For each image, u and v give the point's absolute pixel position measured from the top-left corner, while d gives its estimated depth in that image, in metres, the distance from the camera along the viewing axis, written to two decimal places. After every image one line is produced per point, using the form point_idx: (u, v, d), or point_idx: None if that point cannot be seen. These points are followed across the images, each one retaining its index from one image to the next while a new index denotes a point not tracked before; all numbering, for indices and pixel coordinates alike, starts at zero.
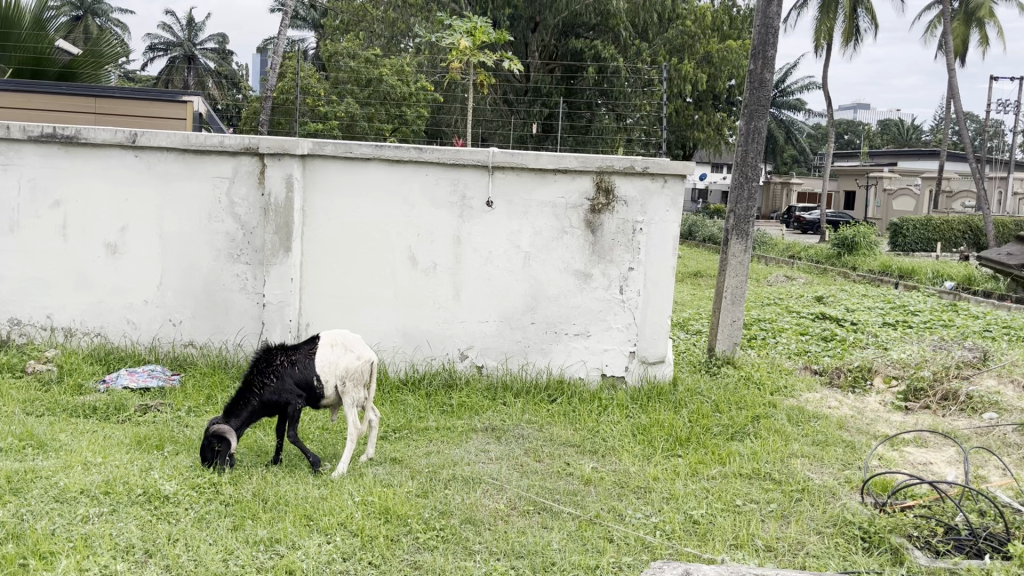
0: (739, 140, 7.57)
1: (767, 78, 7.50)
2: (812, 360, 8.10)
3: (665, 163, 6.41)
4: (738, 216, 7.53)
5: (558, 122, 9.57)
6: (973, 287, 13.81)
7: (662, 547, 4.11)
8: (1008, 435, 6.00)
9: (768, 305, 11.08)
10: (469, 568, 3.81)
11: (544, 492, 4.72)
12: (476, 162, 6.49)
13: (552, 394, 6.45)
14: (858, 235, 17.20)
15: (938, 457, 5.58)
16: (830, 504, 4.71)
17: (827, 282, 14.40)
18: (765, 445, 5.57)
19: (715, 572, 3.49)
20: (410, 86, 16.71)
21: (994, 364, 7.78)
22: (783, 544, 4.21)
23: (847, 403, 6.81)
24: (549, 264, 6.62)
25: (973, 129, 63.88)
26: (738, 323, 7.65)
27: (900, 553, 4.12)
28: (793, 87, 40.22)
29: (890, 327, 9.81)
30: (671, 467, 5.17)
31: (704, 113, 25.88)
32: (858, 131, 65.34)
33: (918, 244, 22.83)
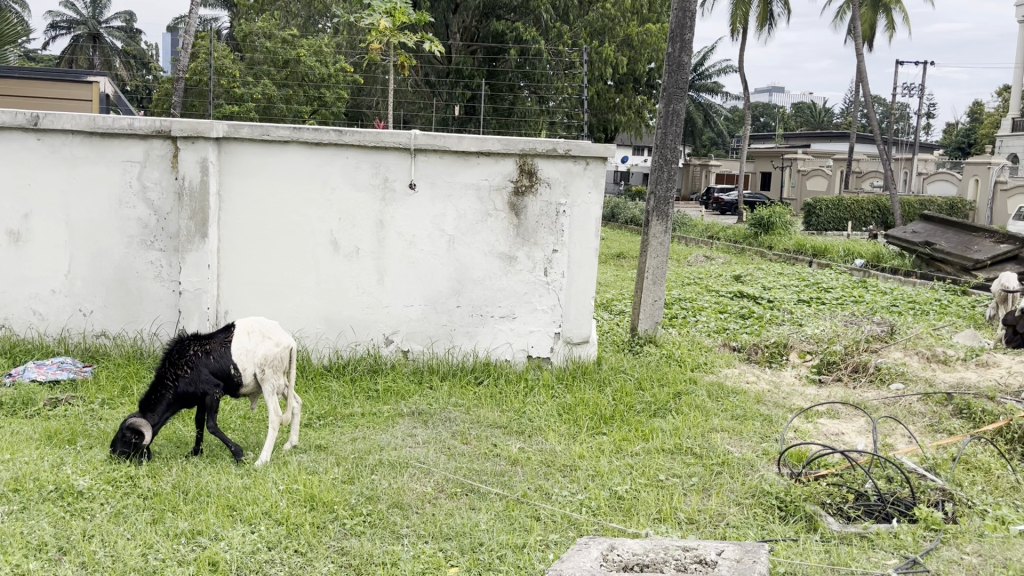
0: (659, 123, 7.69)
1: (685, 61, 7.61)
2: (731, 337, 8.32)
3: (586, 145, 6.47)
4: (659, 197, 7.66)
5: (480, 104, 9.55)
6: (881, 264, 14.37)
7: (588, 524, 4.18)
8: (913, 404, 6.29)
9: (688, 285, 11.33)
10: (398, 552, 3.81)
11: (471, 474, 4.74)
12: (398, 145, 6.43)
13: (479, 377, 6.46)
14: (774, 215, 17.68)
15: (850, 427, 5.81)
16: (748, 475, 4.86)
17: (745, 261, 14.80)
18: (686, 421, 5.71)
19: (639, 546, 3.58)
20: (329, 67, 16.41)
21: (901, 338, 8.14)
22: (704, 516, 4.33)
23: (764, 378, 7.03)
24: (474, 247, 6.61)
25: (880, 112, 66.45)
26: (659, 302, 7.81)
27: (814, 520, 4.30)
28: (711, 70, 40.95)
29: (804, 304, 10.16)
30: (597, 445, 5.25)
31: (625, 97, 26.21)
32: (773, 114, 67.16)
33: (831, 223, 23.66)
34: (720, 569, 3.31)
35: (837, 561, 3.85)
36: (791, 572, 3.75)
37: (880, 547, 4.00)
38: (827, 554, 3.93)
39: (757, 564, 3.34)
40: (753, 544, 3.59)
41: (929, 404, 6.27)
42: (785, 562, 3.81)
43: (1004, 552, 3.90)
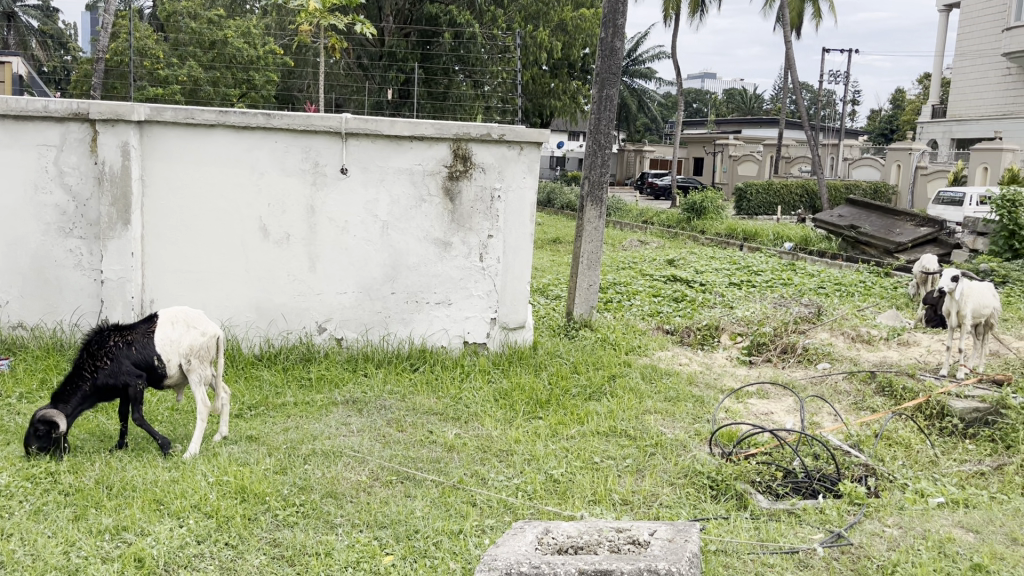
0: (592, 109, 7.73)
1: (617, 46, 7.65)
2: (664, 320, 8.43)
3: (521, 130, 6.46)
4: (593, 182, 7.69)
5: (414, 87, 9.44)
6: (809, 247, 14.74)
7: (523, 508, 4.20)
8: (839, 383, 6.48)
9: (623, 269, 11.44)
10: (332, 542, 3.77)
11: (406, 461, 4.71)
12: (328, 128, 6.31)
13: (415, 363, 6.41)
14: (706, 200, 17.96)
15: (778, 407, 5.96)
16: (681, 456, 4.93)
17: (678, 246, 15.01)
18: (621, 403, 5.77)
19: (573, 528, 3.61)
20: (258, 49, 16.03)
21: (827, 318, 8.37)
22: (638, 497, 4.39)
23: (696, 359, 7.16)
24: (408, 232, 6.55)
25: (807, 99, 68.02)
26: (594, 287, 7.86)
27: (744, 498, 4.40)
28: (644, 56, 41.33)
29: (735, 287, 10.35)
30: (533, 430, 5.27)
31: (560, 82, 26.31)
32: (705, 100, 68.18)
33: (761, 208, 24.15)
34: (652, 549, 3.35)
35: (765, 537, 3.95)
36: (723, 550, 3.82)
37: (807, 523, 4.12)
38: (756, 531, 4.02)
39: (689, 543, 3.39)
40: (685, 524, 3.64)
41: (853, 383, 6.47)
42: (716, 540, 3.89)
43: (923, 524, 4.05)
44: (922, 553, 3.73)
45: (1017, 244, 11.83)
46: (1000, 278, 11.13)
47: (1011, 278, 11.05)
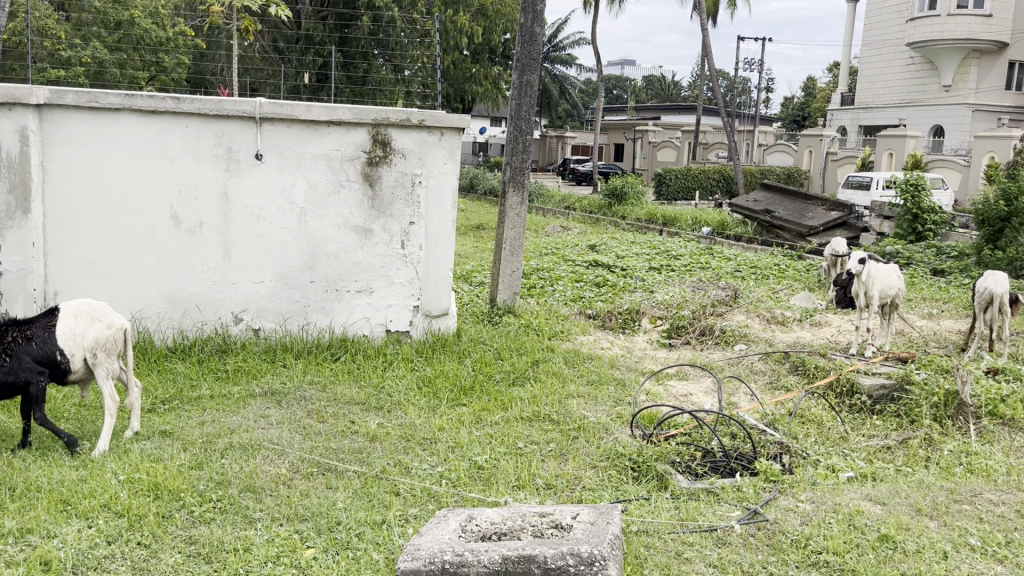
0: (513, 94, 7.71)
1: (537, 31, 7.64)
2: (586, 305, 8.51)
3: (441, 115, 6.40)
4: (515, 168, 7.68)
5: (331, 71, 9.25)
6: (726, 232, 15.08)
7: (447, 495, 4.18)
8: (754, 363, 6.67)
9: (546, 255, 11.49)
10: (251, 537, 3.69)
11: (327, 452, 4.63)
12: (242, 113, 6.13)
13: (336, 353, 6.31)
14: (626, 185, 18.18)
15: (697, 388, 6.09)
16: (603, 439, 4.99)
17: (600, 231, 15.17)
18: (544, 388, 5.80)
19: (496, 514, 3.61)
20: (167, 30, 15.45)
21: (743, 301, 8.59)
22: (561, 481, 4.42)
23: (618, 343, 7.25)
24: (326, 219, 6.42)
25: (724, 87, 69.50)
26: (517, 273, 7.87)
27: (664, 478, 4.48)
28: (565, 42, 41.48)
29: (655, 271, 10.52)
30: (457, 417, 5.26)
31: (481, 67, 26.22)
32: (625, 87, 68.99)
33: (680, 193, 24.59)
34: (575, 532, 3.38)
35: (685, 517, 4.03)
36: (644, 531, 3.89)
37: (725, 501, 4.23)
38: (676, 511, 4.10)
39: (611, 525, 3.43)
40: (606, 506, 3.68)
41: (768, 363, 6.66)
42: (638, 521, 3.95)
43: (834, 499, 4.20)
44: (833, 526, 3.87)
45: (921, 227, 12.35)
46: (905, 260, 11.60)
47: (915, 260, 11.54)
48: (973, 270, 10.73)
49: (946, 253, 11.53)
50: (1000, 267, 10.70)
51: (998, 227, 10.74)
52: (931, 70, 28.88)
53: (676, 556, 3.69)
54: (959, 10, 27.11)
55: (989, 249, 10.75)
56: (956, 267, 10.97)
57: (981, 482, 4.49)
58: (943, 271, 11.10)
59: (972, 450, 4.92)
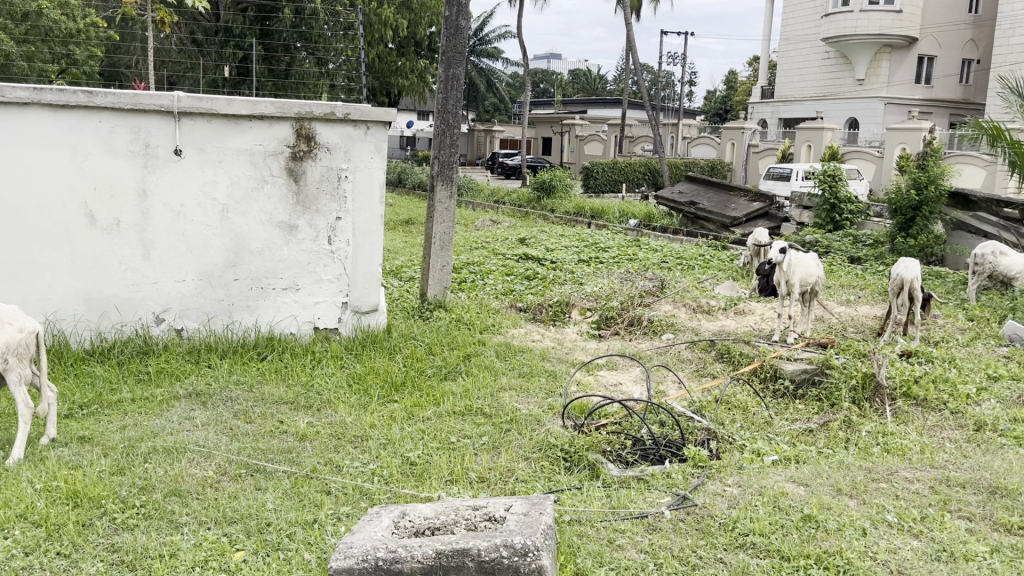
0: (439, 88, 7.67)
1: (462, 24, 7.61)
2: (517, 298, 8.53)
3: (366, 109, 6.32)
4: (443, 162, 7.65)
5: (253, 64, 9.03)
6: (653, 224, 15.32)
7: (380, 492, 4.15)
8: (682, 352, 6.79)
9: (476, 249, 11.47)
10: (177, 542, 3.60)
11: (256, 453, 4.54)
12: (159, 107, 5.94)
13: (262, 352, 6.19)
14: (554, 178, 18.26)
15: (626, 377, 6.18)
16: (535, 430, 5.01)
17: (529, 224, 15.21)
18: (476, 382, 5.80)
19: (430, 509, 3.60)
20: (77, 21, 14.83)
21: (670, 291, 8.74)
22: (494, 474, 4.43)
23: (548, 335, 7.30)
24: (250, 216, 6.29)
25: (648, 80, 70.48)
26: (447, 267, 7.84)
27: (596, 468, 4.54)
28: (491, 35, 41.38)
29: (584, 263, 10.62)
30: (388, 413, 5.21)
31: (407, 60, 25.97)
32: (552, 80, 69.36)
33: (607, 185, 24.84)
34: (508, 524, 3.40)
35: (616, 504, 4.09)
36: (576, 520, 3.93)
37: (655, 487, 4.31)
38: (608, 499, 4.16)
39: (544, 515, 3.45)
40: (539, 497, 3.70)
41: (695, 351, 6.79)
42: (571, 511, 3.98)
43: (760, 482, 4.31)
44: (759, 508, 3.98)
45: (838, 216, 12.75)
46: (823, 248, 11.98)
47: (833, 248, 11.93)
48: (887, 258, 11.14)
49: (862, 241, 11.93)
50: (912, 254, 11.14)
51: (909, 215, 11.18)
52: (846, 65, 29.79)
53: (608, 544, 3.74)
54: (871, 6, 27.96)
55: (902, 237, 11.22)
56: (871, 254, 11.38)
57: (897, 460, 4.67)
58: (859, 259, 11.50)
59: (888, 430, 5.12)
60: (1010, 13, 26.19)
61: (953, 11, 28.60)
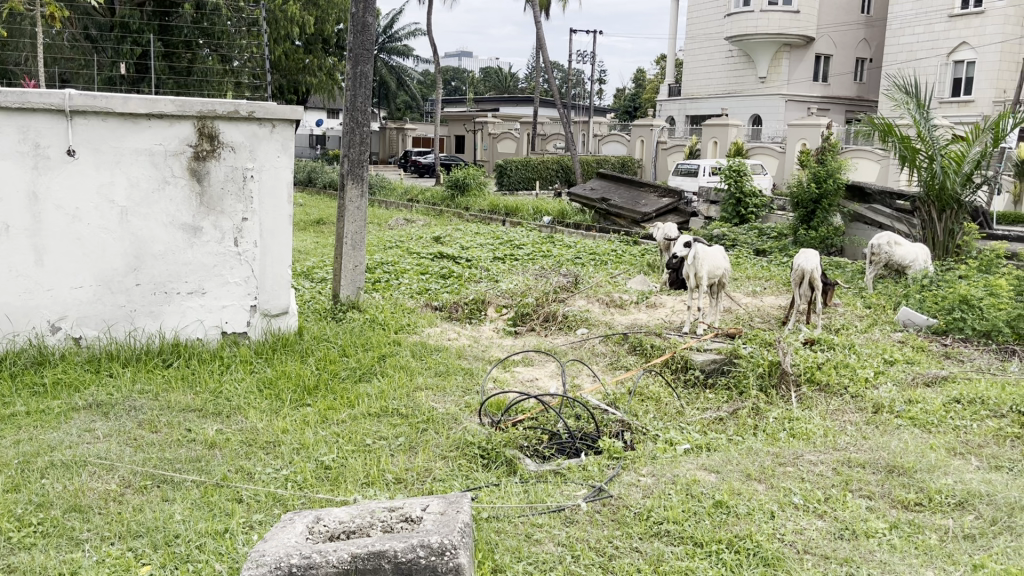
0: (347, 85, 7.56)
1: (369, 21, 7.53)
2: (432, 297, 8.49)
3: (271, 108, 6.20)
4: (352, 160, 7.54)
5: (151, 60, 8.71)
6: (566, 221, 15.47)
7: (293, 498, 4.07)
8: (596, 346, 6.88)
9: (390, 248, 11.36)
10: (78, 559, 3.44)
11: (162, 463, 4.39)
12: (49, 106, 5.67)
13: (167, 359, 5.99)
14: (468, 176, 18.23)
15: (542, 372, 6.23)
16: (452, 429, 4.99)
17: (443, 223, 15.16)
18: (391, 383, 5.75)
19: (345, 513, 3.54)
20: None
21: (584, 287, 8.84)
22: (411, 474, 4.39)
23: (464, 333, 7.30)
24: (151, 218, 6.07)
25: (560, 78, 71.09)
26: (360, 268, 7.74)
27: (513, 463, 4.55)
28: (401, 33, 40.98)
29: (499, 261, 10.65)
30: (301, 417, 5.11)
31: (314, 58, 25.49)
32: (464, 79, 69.25)
33: (521, 183, 24.95)
34: (425, 524, 3.38)
35: (534, 499, 4.11)
36: (494, 516, 3.93)
37: (572, 480, 4.35)
38: (525, 494, 4.18)
39: (461, 513, 3.45)
40: (456, 495, 3.69)
41: (609, 345, 6.89)
42: (488, 508, 3.98)
43: (673, 471, 4.41)
44: (673, 496, 4.07)
45: (743, 210, 13.12)
46: (730, 242, 12.34)
47: (739, 241, 12.30)
48: (790, 250, 11.54)
49: (767, 234, 12.34)
50: (813, 246, 11.56)
51: (810, 208, 11.62)
52: (748, 63, 30.71)
53: (526, 539, 3.76)
54: (771, 6, 28.90)
55: (804, 229, 11.64)
56: (776, 247, 11.77)
57: (802, 444, 4.85)
58: (764, 251, 11.90)
59: (793, 415, 5.31)
60: (898, 14, 27.47)
61: (846, 11, 30.01)
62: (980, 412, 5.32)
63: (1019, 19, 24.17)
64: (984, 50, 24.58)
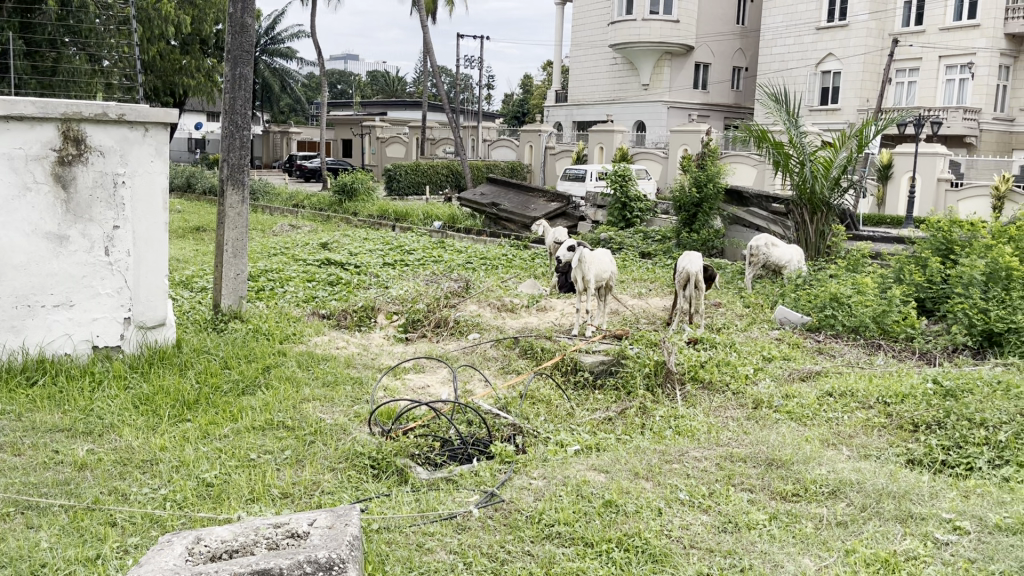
0: (225, 88, 7.31)
1: (248, 23, 7.33)
2: (319, 305, 8.30)
3: (143, 110, 5.95)
4: (232, 165, 7.29)
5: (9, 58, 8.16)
6: (456, 225, 15.45)
7: (172, 518, 3.88)
8: (487, 350, 6.89)
9: (275, 255, 11.05)
10: None
11: (26, 489, 4.11)
12: None
13: (32, 377, 5.61)
14: (356, 181, 17.96)
15: (434, 379, 6.19)
16: (340, 440, 4.88)
17: (331, 228, 14.88)
18: (276, 395, 5.57)
19: (227, 531, 3.40)
20: None
21: (475, 291, 8.85)
22: (298, 488, 4.27)
23: (353, 341, 7.16)
24: (11, 226, 5.65)
25: (448, 83, 71.06)
26: (242, 276, 7.48)
27: (404, 472, 4.50)
28: (283, 35, 39.98)
29: (389, 267, 10.52)
30: (180, 433, 4.89)
31: (192, 59, 24.53)
32: (350, 82, 68.32)
33: (410, 187, 24.79)
34: (312, 538, 3.29)
35: (425, 508, 4.07)
36: (385, 527, 3.86)
37: (464, 486, 4.33)
38: (416, 503, 4.13)
39: (350, 526, 3.38)
40: (344, 507, 3.62)
41: (500, 349, 6.90)
42: (378, 518, 3.91)
43: (563, 472, 4.45)
44: (564, 498, 4.10)
45: (629, 214, 13.44)
46: (617, 245, 12.61)
47: (626, 245, 12.58)
48: (673, 252, 11.91)
49: (652, 237, 12.68)
50: (696, 248, 11.97)
51: (692, 212, 12.01)
52: (632, 70, 31.53)
53: (418, 548, 3.71)
54: (652, 15, 29.72)
55: (687, 232, 12.03)
56: (660, 249, 12.11)
57: (687, 442, 4.97)
58: (650, 253, 12.23)
59: (679, 413, 5.45)
60: (770, 25, 28.77)
61: (723, 22, 31.29)
62: (850, 404, 5.60)
63: (879, 32, 25.71)
64: (848, 61, 26.04)
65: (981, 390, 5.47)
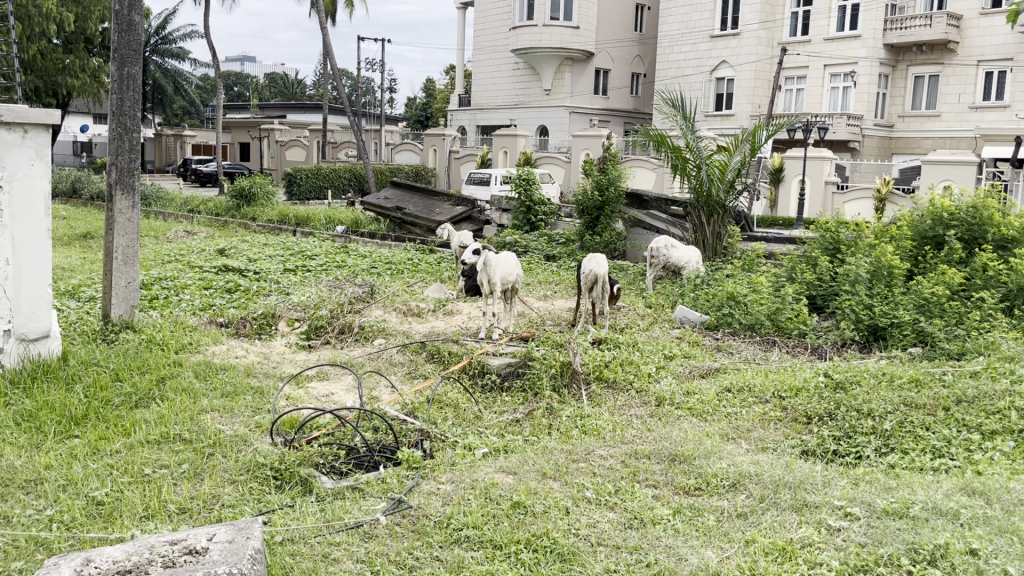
0: (113, 88, 7.01)
1: (134, 20, 7.05)
2: (217, 312, 8.04)
3: (21, 110, 5.61)
4: (121, 169, 7.00)
5: None
6: (360, 229, 15.25)
7: (60, 540, 3.68)
8: (393, 356, 6.82)
9: (169, 262, 10.64)
10: None
11: None
12: None
13: None
14: (254, 186, 17.48)
15: (338, 386, 6.07)
16: (241, 452, 4.73)
17: (228, 234, 14.44)
18: (171, 406, 5.36)
19: (119, 551, 3.24)
20: None
21: (380, 296, 8.76)
22: (196, 502, 4.11)
23: (253, 349, 6.97)
24: None
25: (350, 85, 70.01)
26: (134, 284, 7.16)
27: (308, 482, 4.39)
28: (175, 35, 38.58)
29: (290, 273, 10.29)
30: (67, 451, 4.65)
31: (76, 58, 23.33)
32: (247, 85, 66.47)
33: (311, 192, 24.36)
34: (211, 554, 3.17)
35: (331, 518, 3.98)
36: (288, 539, 3.77)
37: (369, 494, 4.26)
38: (322, 513, 4.03)
39: (251, 539, 3.27)
40: (245, 520, 3.51)
41: (406, 354, 6.84)
42: (281, 530, 3.81)
43: (471, 475, 4.44)
44: (471, 501, 4.09)
45: (533, 218, 13.53)
46: (522, 248, 12.69)
47: (530, 248, 12.67)
48: (577, 254, 12.08)
49: (556, 240, 12.82)
50: (598, 250, 12.17)
51: (594, 215, 12.21)
52: (534, 75, 31.83)
53: (323, 559, 3.63)
54: (552, 21, 30.08)
55: (590, 234, 12.22)
56: (564, 252, 12.27)
57: (593, 440, 5.04)
58: (554, 256, 12.37)
59: (584, 412, 5.52)
60: (667, 33, 29.55)
61: (621, 29, 31.94)
62: (747, 399, 5.78)
63: (769, 41, 26.75)
64: (741, 68, 26.97)
65: (867, 381, 5.78)
